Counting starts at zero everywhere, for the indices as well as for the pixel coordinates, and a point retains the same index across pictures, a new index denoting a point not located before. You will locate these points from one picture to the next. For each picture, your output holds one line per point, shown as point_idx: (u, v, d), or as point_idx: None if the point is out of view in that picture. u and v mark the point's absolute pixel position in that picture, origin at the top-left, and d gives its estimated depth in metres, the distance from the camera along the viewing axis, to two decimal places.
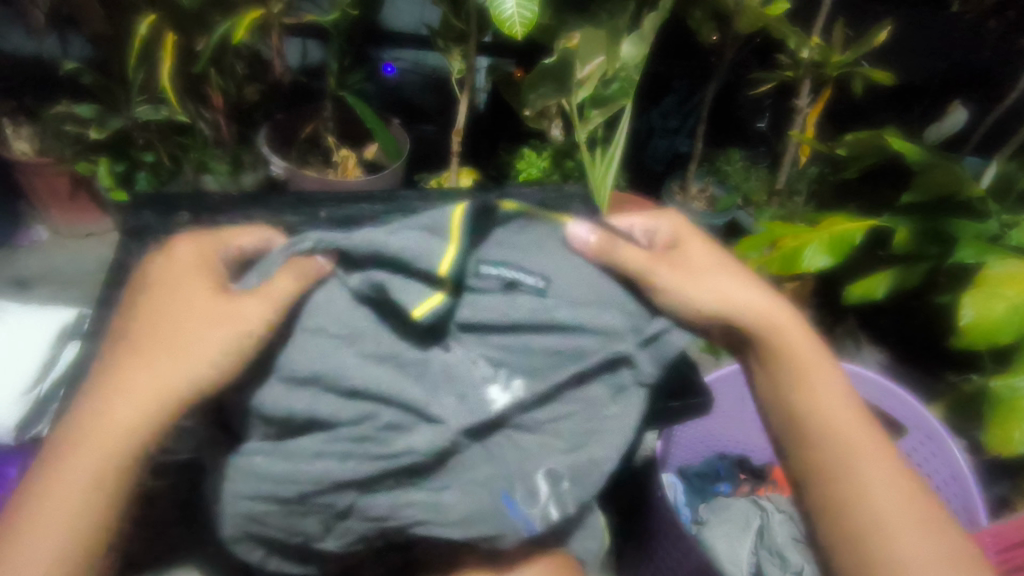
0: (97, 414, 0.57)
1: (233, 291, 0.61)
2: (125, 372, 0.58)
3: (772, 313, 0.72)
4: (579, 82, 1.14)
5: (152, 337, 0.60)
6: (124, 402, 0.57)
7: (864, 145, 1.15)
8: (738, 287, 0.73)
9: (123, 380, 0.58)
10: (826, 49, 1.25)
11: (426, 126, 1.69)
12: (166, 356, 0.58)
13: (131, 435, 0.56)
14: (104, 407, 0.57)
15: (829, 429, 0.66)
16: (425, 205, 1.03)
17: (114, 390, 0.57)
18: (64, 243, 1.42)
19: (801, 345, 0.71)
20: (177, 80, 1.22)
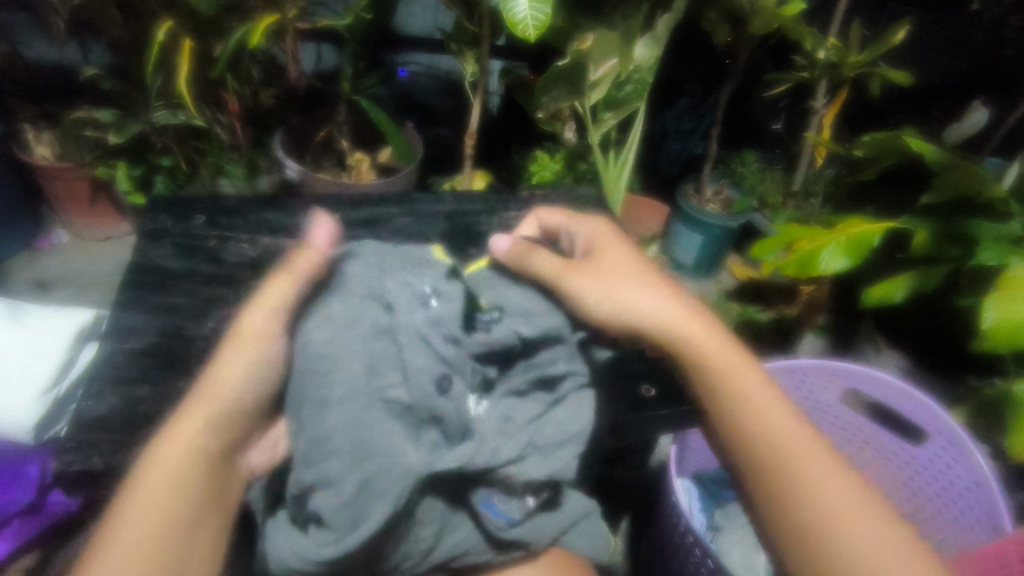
0: (174, 440, 0.60)
1: (265, 310, 0.61)
2: (200, 402, 0.62)
3: (689, 322, 0.64)
4: (592, 84, 1.13)
5: (229, 355, 0.63)
6: (193, 422, 0.61)
7: (881, 146, 1.13)
8: (652, 295, 0.64)
9: (198, 401, 0.62)
10: (843, 50, 1.25)
11: (440, 130, 1.70)
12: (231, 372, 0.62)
13: (197, 447, 0.61)
14: (173, 426, 0.62)
15: (781, 446, 0.59)
16: (439, 208, 1.03)
17: (190, 407, 0.62)
18: (84, 246, 1.44)
19: (722, 354, 0.63)
20: (194, 85, 1.23)
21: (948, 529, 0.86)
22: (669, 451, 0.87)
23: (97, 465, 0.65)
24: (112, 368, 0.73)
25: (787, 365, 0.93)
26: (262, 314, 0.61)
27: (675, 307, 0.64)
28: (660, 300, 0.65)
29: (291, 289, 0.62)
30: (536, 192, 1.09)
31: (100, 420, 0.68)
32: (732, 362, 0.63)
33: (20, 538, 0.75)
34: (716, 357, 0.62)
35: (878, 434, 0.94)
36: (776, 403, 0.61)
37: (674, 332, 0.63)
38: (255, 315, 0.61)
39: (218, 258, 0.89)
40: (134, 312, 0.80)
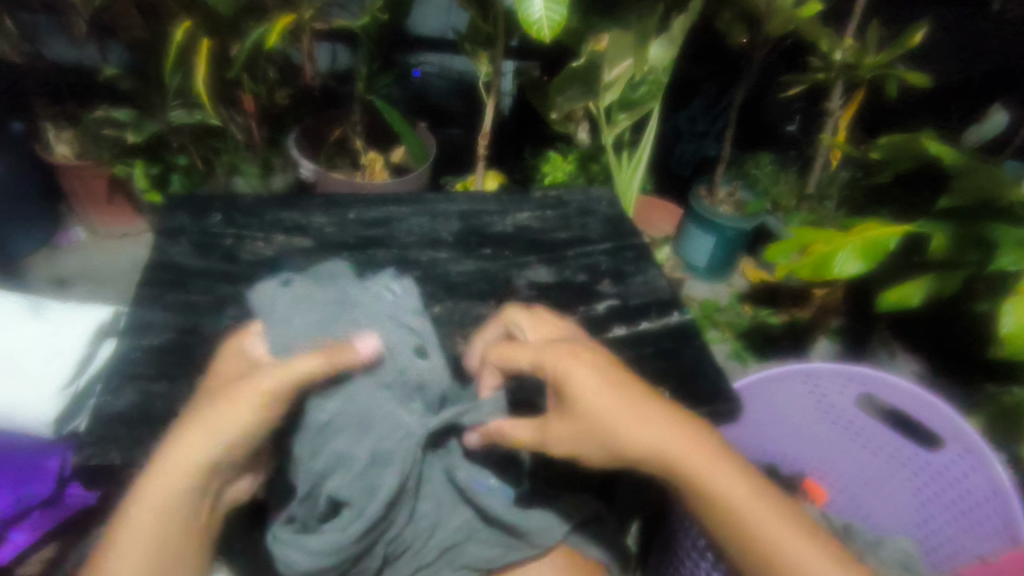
0: (165, 470, 0.54)
1: (281, 375, 0.56)
2: (193, 430, 0.55)
3: (652, 421, 0.55)
4: (606, 85, 1.13)
5: (238, 380, 0.56)
6: (192, 451, 0.54)
7: (899, 148, 1.12)
8: (608, 399, 0.55)
9: (183, 439, 0.55)
10: (860, 51, 1.23)
11: (452, 130, 1.71)
12: (216, 419, 0.55)
13: (174, 492, 0.54)
14: (161, 460, 0.55)
15: (750, 533, 0.52)
16: (452, 208, 1.04)
17: (178, 443, 0.55)
18: (100, 244, 1.46)
19: (688, 442, 0.55)
20: (212, 85, 1.25)
21: (964, 538, 0.84)
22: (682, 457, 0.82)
23: (114, 458, 0.64)
24: (131, 364, 0.74)
25: (802, 368, 0.93)
26: (277, 381, 0.55)
27: (639, 406, 0.56)
28: (622, 399, 0.55)
29: (316, 368, 0.56)
30: (549, 192, 1.09)
31: (118, 414, 0.68)
32: (695, 449, 0.54)
33: (40, 529, 0.76)
34: (675, 451, 0.54)
35: (893, 440, 0.93)
36: (745, 483, 0.54)
37: (633, 431, 0.54)
38: (264, 378, 0.55)
39: (234, 255, 0.90)
40: (153, 309, 0.81)
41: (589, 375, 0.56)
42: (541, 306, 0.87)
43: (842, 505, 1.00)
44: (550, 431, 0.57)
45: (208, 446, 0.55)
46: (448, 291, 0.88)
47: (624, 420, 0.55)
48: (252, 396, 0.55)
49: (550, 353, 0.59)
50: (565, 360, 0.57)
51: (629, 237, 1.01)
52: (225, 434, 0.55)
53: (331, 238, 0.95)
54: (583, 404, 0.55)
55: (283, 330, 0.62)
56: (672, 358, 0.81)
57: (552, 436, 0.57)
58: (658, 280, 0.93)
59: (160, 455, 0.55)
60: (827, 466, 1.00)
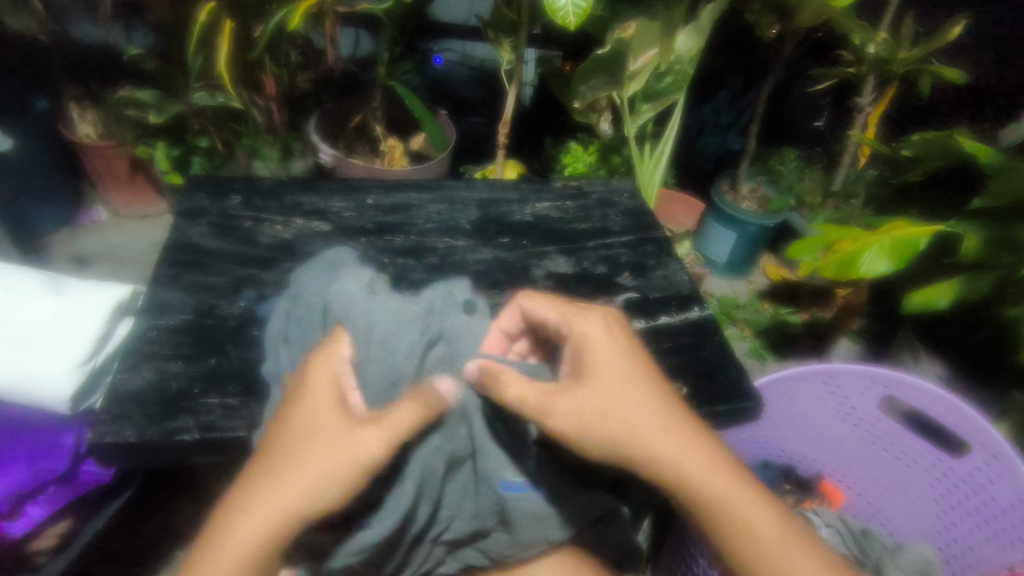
0: (243, 527, 0.49)
1: (383, 434, 0.52)
2: (281, 484, 0.50)
3: (668, 413, 0.55)
4: (631, 75, 1.11)
5: (332, 437, 0.52)
6: (279, 505, 0.49)
7: (931, 145, 1.09)
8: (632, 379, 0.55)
9: (269, 496, 0.50)
10: (894, 45, 1.20)
11: (473, 118, 1.70)
12: (309, 481, 0.50)
13: (248, 557, 0.49)
14: (238, 512, 0.50)
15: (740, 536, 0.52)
16: (471, 196, 1.03)
17: (263, 502, 0.50)
18: (121, 224, 1.48)
19: (699, 448, 0.54)
20: (234, 67, 1.24)
21: (989, 547, 0.82)
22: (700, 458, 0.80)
23: (129, 437, 0.64)
24: (148, 343, 0.74)
25: (823, 368, 0.91)
26: (380, 445, 0.51)
27: (651, 388, 0.55)
28: (642, 388, 0.55)
29: (418, 422, 0.52)
30: (569, 182, 1.08)
31: (134, 392, 0.69)
32: (704, 453, 0.54)
33: (55, 504, 0.78)
34: (687, 453, 0.53)
35: (916, 445, 0.90)
36: (748, 492, 0.53)
37: (648, 420, 0.53)
38: (369, 441, 0.51)
39: (253, 237, 0.90)
40: (170, 289, 0.81)
41: (613, 357, 0.56)
42: (558, 297, 0.86)
43: (860, 508, 0.98)
44: (554, 400, 0.53)
45: (295, 510, 0.50)
46: (465, 279, 0.87)
47: (641, 406, 0.54)
48: (353, 458, 0.51)
49: (580, 324, 0.59)
50: (593, 331, 0.58)
51: (650, 229, 1.00)
52: (318, 501, 0.50)
53: (349, 223, 0.95)
54: (607, 381, 0.55)
55: (382, 358, 0.57)
56: (692, 354, 0.80)
57: (555, 401, 0.53)
58: (679, 275, 0.92)
59: (239, 504, 0.50)
60: (846, 469, 0.98)
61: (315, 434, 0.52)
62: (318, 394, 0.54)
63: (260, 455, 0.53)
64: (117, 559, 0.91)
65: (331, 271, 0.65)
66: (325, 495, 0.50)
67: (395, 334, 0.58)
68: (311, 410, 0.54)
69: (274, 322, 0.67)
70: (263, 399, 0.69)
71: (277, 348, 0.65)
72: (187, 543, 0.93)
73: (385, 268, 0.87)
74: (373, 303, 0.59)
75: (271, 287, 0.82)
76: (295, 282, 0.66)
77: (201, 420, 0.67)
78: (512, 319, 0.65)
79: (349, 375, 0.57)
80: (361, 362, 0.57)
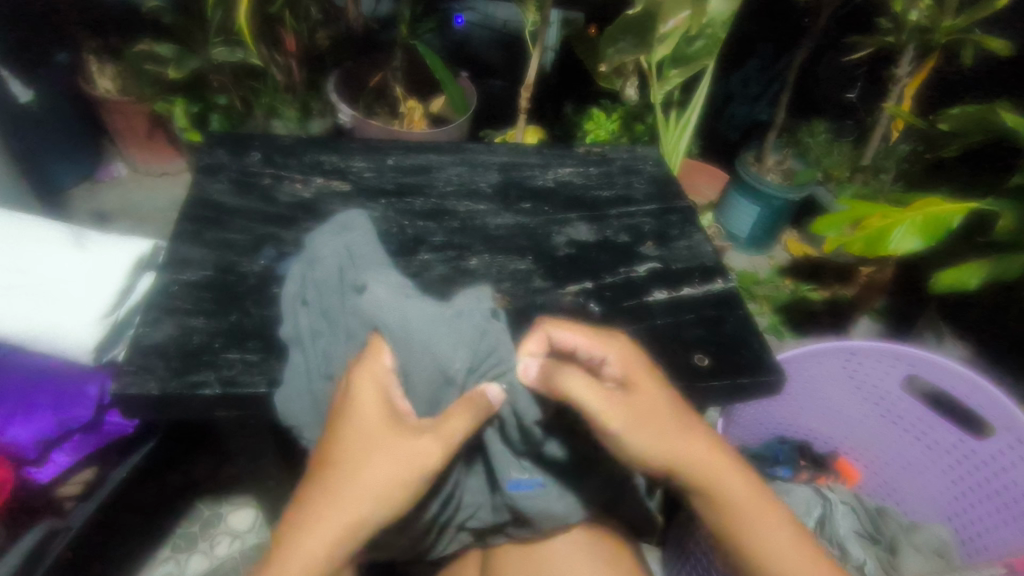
0: (311, 537, 0.47)
1: (443, 446, 0.51)
2: (347, 491, 0.49)
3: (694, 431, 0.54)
4: (661, 38, 1.07)
5: (395, 443, 0.51)
6: (347, 512, 0.48)
7: (972, 119, 1.04)
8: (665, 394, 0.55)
9: (336, 509, 0.48)
10: (938, 12, 1.14)
11: (494, 82, 1.66)
12: (376, 493, 0.49)
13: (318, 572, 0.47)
14: (301, 529, 0.48)
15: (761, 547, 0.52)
16: (493, 159, 1.01)
17: (329, 508, 0.49)
18: (140, 181, 1.48)
19: (725, 468, 0.54)
20: (254, 23, 1.22)
21: (1003, 528, 0.82)
22: None
23: (151, 389, 0.65)
24: (169, 298, 0.74)
25: (846, 346, 0.89)
26: (441, 454, 0.51)
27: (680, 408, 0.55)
28: (676, 411, 0.54)
29: (467, 430, 0.53)
30: (593, 149, 1.06)
31: (156, 346, 0.69)
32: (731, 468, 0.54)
33: (78, 453, 0.79)
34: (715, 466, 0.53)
35: (939, 425, 0.89)
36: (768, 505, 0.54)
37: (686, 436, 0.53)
38: (433, 447, 0.51)
39: (273, 195, 0.89)
40: (191, 245, 0.80)
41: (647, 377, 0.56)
42: (579, 264, 0.84)
43: (874, 488, 0.97)
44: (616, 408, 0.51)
45: (361, 521, 0.49)
46: (485, 244, 0.86)
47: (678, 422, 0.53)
48: (418, 467, 0.50)
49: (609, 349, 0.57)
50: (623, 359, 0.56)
51: (675, 198, 0.98)
52: (382, 514, 0.49)
53: (369, 183, 0.93)
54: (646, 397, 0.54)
55: (424, 358, 0.56)
56: (714, 326, 0.79)
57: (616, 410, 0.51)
58: (703, 246, 0.90)
59: (307, 518, 0.48)
60: (862, 448, 0.97)
61: (374, 447, 0.51)
62: (372, 401, 0.53)
63: (320, 462, 0.52)
64: (139, 507, 0.93)
65: (338, 238, 0.64)
66: (391, 507, 0.50)
67: (437, 338, 0.56)
68: (369, 423, 0.52)
69: (286, 291, 0.65)
70: (284, 357, 0.69)
71: (295, 312, 0.64)
72: (206, 495, 0.96)
73: (405, 231, 0.86)
74: (407, 307, 0.57)
75: (291, 245, 0.82)
76: (309, 245, 0.65)
77: (222, 374, 0.67)
78: (536, 346, 0.57)
79: (395, 382, 0.55)
80: (410, 367, 0.56)
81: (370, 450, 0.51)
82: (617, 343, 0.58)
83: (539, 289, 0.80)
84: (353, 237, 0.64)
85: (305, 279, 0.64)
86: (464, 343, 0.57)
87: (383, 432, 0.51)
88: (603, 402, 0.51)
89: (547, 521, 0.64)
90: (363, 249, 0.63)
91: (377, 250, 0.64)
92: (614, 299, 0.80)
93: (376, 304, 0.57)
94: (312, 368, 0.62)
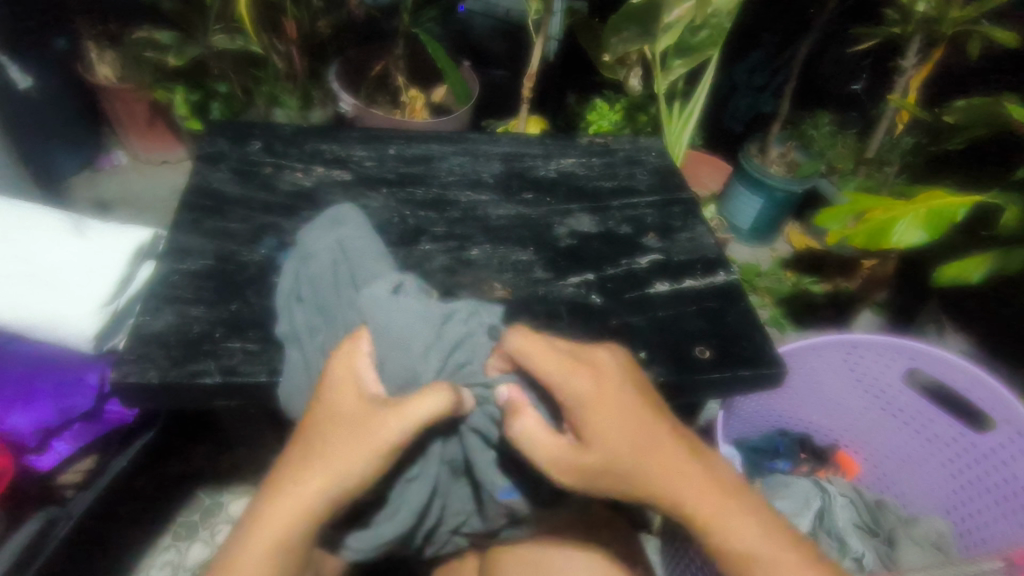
0: (268, 508, 0.49)
1: (398, 421, 0.50)
2: (305, 468, 0.50)
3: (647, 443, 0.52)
4: (665, 28, 1.06)
5: (350, 421, 0.51)
6: (303, 488, 0.50)
7: (977, 112, 1.02)
8: (613, 412, 0.52)
9: (297, 494, 0.49)
10: (944, 3, 1.13)
11: (496, 72, 1.65)
12: (338, 480, 0.50)
13: (275, 544, 0.49)
14: (268, 511, 0.49)
15: (747, 559, 0.51)
16: (495, 149, 1.00)
17: (288, 482, 0.50)
18: (141, 169, 1.47)
19: (679, 473, 0.52)
20: (254, 10, 1.21)
21: (999, 520, 0.82)
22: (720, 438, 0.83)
23: (151, 378, 0.65)
24: (170, 287, 0.74)
25: (846, 339, 0.89)
26: (395, 429, 0.50)
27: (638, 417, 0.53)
28: (638, 426, 0.53)
29: (436, 412, 0.51)
30: (596, 139, 1.05)
31: (156, 335, 0.69)
32: (689, 477, 0.53)
33: (79, 441, 0.79)
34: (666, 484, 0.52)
35: (939, 418, 0.89)
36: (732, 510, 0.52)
37: (653, 470, 0.52)
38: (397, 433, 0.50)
39: (273, 183, 0.89)
40: (191, 234, 0.80)
41: (613, 411, 0.53)
42: (581, 256, 0.84)
43: (873, 480, 0.97)
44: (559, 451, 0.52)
45: (324, 506, 0.50)
46: (486, 235, 0.86)
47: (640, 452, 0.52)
48: (370, 445, 0.50)
49: (570, 375, 0.54)
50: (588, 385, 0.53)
51: (678, 189, 0.97)
52: (336, 493, 0.50)
53: (371, 173, 0.92)
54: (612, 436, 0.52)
55: (402, 360, 0.56)
56: (715, 319, 0.78)
57: (556, 451, 0.52)
58: (705, 238, 0.89)
59: (271, 491, 0.50)
60: (862, 441, 0.97)
61: (335, 427, 0.52)
62: (348, 398, 0.53)
63: (292, 443, 0.53)
64: (140, 496, 0.93)
65: (331, 232, 0.65)
66: (343, 487, 0.50)
67: (417, 335, 0.56)
68: (332, 405, 0.53)
69: (281, 280, 0.66)
70: (284, 346, 0.69)
71: (289, 307, 0.64)
72: (208, 484, 0.96)
73: (406, 221, 0.86)
74: (396, 304, 0.57)
75: (291, 235, 0.81)
76: (302, 241, 0.66)
77: (222, 364, 0.67)
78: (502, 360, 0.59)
79: (371, 375, 0.55)
80: (384, 365, 0.56)
81: (329, 428, 0.52)
82: (583, 365, 0.55)
83: (540, 280, 0.80)
84: (346, 232, 0.64)
85: (299, 273, 0.64)
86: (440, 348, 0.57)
87: (342, 409, 0.52)
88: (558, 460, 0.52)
89: (548, 516, 0.64)
90: (356, 243, 0.64)
91: (377, 248, 0.64)
92: (616, 291, 0.80)
93: (372, 300, 0.57)
94: (310, 362, 0.62)
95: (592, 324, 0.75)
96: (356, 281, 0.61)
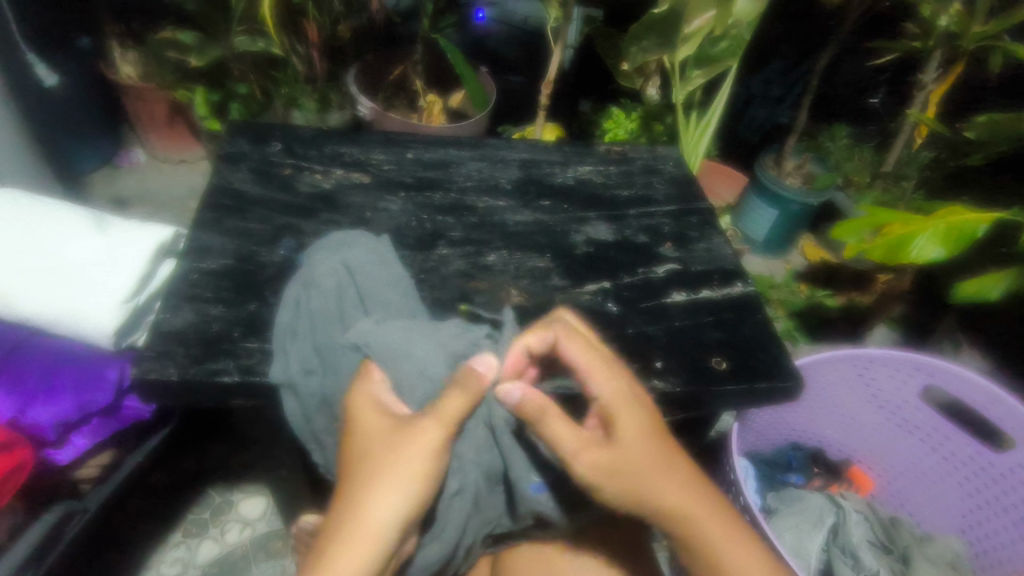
0: (344, 539, 0.47)
1: (442, 423, 0.51)
2: (371, 492, 0.49)
3: (650, 451, 0.53)
4: (685, 38, 1.06)
5: (401, 438, 0.51)
6: (379, 513, 0.48)
7: (999, 130, 1.01)
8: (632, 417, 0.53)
9: (357, 529, 0.48)
10: (967, 19, 1.12)
11: (514, 78, 1.66)
12: (390, 502, 0.49)
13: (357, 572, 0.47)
14: (327, 558, 0.47)
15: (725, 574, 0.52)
16: (513, 156, 1.00)
17: (356, 507, 0.49)
18: (160, 168, 1.49)
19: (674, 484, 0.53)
20: (277, 13, 1.22)
21: (1014, 533, 0.82)
22: (733, 430, 0.83)
23: (171, 376, 0.65)
24: (190, 286, 0.74)
25: (862, 355, 0.89)
26: (442, 435, 0.51)
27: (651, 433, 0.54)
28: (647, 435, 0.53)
29: (470, 409, 0.52)
30: (613, 147, 1.05)
31: (176, 332, 0.69)
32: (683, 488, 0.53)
33: (97, 436, 0.79)
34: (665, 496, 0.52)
35: (957, 436, 0.88)
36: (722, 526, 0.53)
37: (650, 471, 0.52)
38: (433, 432, 0.51)
39: (292, 185, 0.89)
40: (212, 232, 0.81)
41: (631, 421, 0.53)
42: (598, 265, 0.84)
43: (886, 497, 0.96)
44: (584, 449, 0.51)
45: (384, 533, 0.48)
46: (504, 241, 0.86)
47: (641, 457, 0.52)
48: (425, 452, 0.50)
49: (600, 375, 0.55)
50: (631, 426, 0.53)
51: (695, 199, 0.97)
52: (405, 507, 0.49)
53: (390, 177, 0.93)
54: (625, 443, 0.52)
55: (409, 367, 0.58)
56: (732, 330, 0.78)
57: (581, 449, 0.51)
58: (722, 248, 0.89)
59: (342, 520, 0.48)
60: (876, 456, 0.96)
61: (386, 446, 0.51)
62: (369, 417, 0.54)
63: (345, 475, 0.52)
64: (154, 490, 0.94)
65: (336, 255, 0.67)
66: (410, 500, 0.49)
67: (414, 343, 0.59)
68: (371, 429, 0.53)
69: (284, 298, 0.67)
70: None
71: (290, 334, 0.64)
72: (219, 482, 0.96)
73: (424, 225, 0.86)
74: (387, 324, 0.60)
75: (310, 237, 0.82)
76: (308, 262, 0.68)
77: (241, 363, 0.67)
78: (541, 338, 0.56)
79: (388, 392, 0.57)
80: (397, 376, 0.57)
81: (381, 450, 0.51)
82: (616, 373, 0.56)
83: (557, 287, 0.80)
84: (353, 253, 0.67)
85: (301, 300, 0.65)
86: (440, 349, 0.59)
87: (388, 430, 0.52)
88: (580, 444, 0.51)
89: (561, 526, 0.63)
90: (361, 264, 0.66)
91: (375, 265, 0.67)
92: (632, 300, 0.79)
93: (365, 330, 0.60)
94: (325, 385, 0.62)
95: (609, 332, 0.75)
96: (344, 309, 0.63)
